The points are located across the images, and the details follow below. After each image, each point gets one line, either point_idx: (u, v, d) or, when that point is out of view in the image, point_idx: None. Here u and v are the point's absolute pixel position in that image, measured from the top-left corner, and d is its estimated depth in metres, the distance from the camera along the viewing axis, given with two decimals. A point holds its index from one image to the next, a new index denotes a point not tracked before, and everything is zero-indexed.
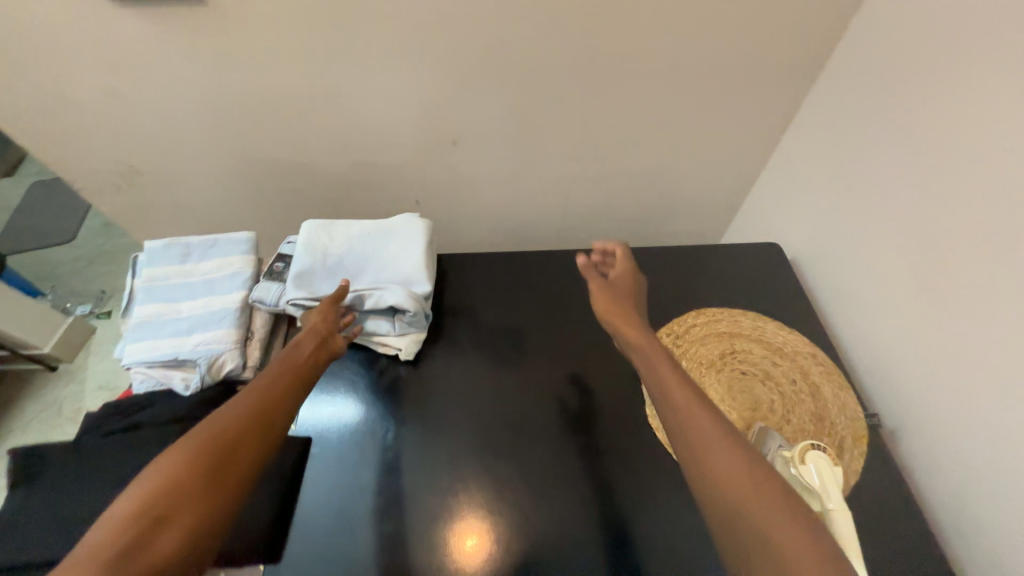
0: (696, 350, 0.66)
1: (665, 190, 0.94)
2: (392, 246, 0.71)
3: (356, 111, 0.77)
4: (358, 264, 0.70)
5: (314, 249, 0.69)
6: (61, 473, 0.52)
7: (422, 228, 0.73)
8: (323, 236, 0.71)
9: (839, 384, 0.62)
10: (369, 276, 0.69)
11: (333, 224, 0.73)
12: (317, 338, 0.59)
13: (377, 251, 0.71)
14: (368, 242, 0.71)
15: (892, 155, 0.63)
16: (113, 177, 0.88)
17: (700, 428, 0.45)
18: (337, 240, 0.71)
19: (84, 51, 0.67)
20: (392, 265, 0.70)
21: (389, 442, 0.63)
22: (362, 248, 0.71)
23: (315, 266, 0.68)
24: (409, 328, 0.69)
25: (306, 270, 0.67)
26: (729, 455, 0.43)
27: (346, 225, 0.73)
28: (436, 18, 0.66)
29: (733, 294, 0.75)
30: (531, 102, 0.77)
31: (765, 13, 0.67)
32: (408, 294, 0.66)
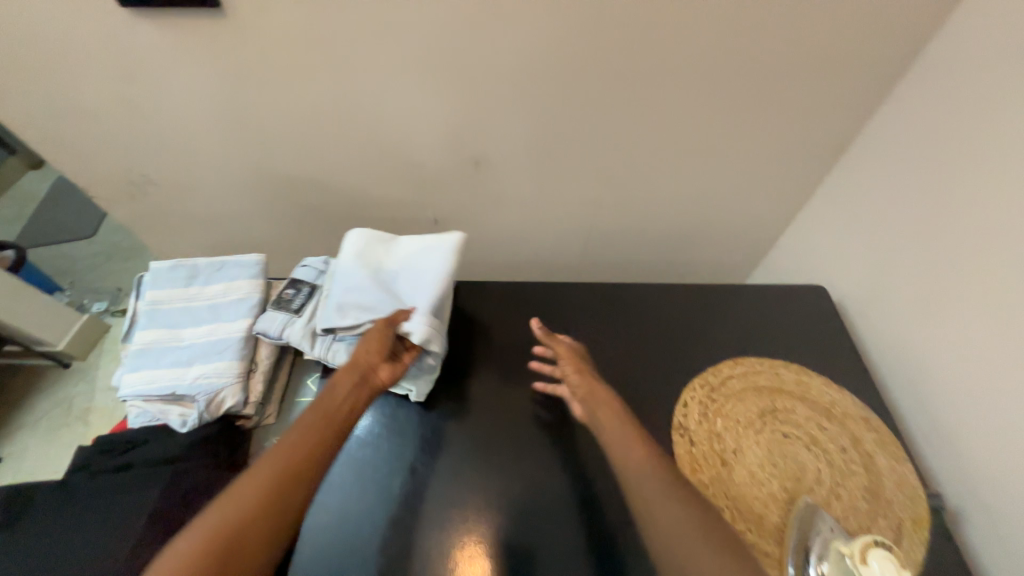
0: (733, 407, 0.60)
1: (698, 220, 0.88)
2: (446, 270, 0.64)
3: (377, 128, 0.73)
4: (407, 288, 0.64)
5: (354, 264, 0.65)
6: (44, 518, 0.49)
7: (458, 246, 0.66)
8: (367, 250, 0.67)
9: (894, 455, 0.56)
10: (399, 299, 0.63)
11: (392, 239, 0.68)
12: (357, 379, 0.56)
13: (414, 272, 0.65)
14: (408, 262, 0.66)
15: (969, 200, 0.56)
16: (125, 186, 0.86)
17: (645, 481, 0.50)
18: (393, 258, 0.67)
19: (98, 59, 0.65)
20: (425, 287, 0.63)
21: (393, 492, 0.56)
22: (415, 269, 0.65)
23: (364, 282, 0.63)
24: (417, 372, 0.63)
25: (355, 284, 0.63)
26: (673, 498, 0.49)
27: (397, 239, 0.68)
28: (465, 35, 0.61)
29: (774, 342, 0.69)
30: (561, 125, 0.72)
31: (825, 39, 0.61)
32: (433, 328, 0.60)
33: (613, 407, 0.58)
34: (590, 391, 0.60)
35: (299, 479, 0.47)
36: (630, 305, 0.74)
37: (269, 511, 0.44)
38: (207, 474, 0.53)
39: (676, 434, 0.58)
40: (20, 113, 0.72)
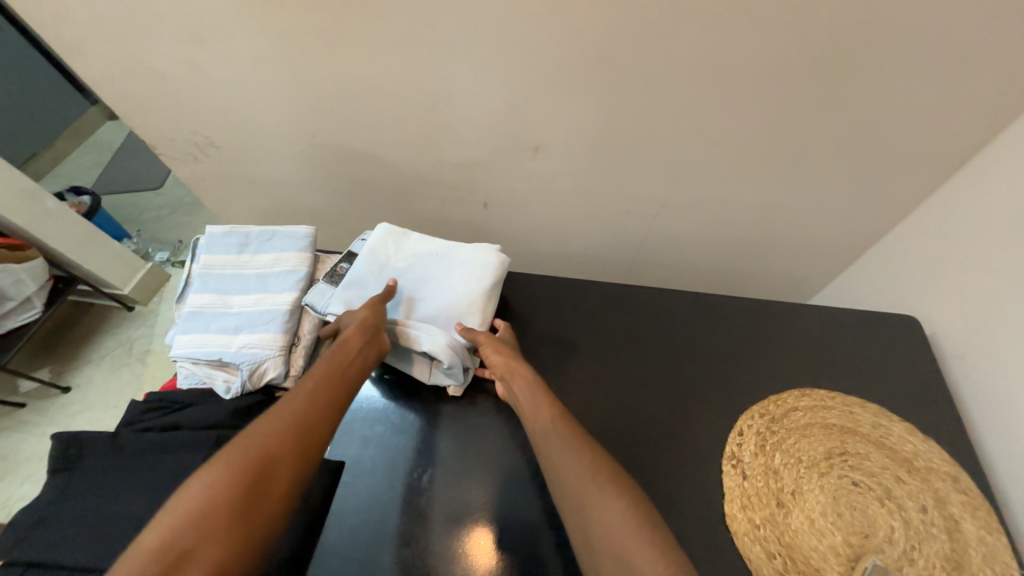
0: (795, 443, 0.54)
1: (769, 229, 0.80)
2: (452, 277, 0.64)
3: (434, 105, 0.70)
4: (410, 287, 0.64)
5: (375, 259, 0.65)
6: (98, 468, 0.51)
7: (493, 263, 0.64)
8: (392, 246, 0.66)
9: (985, 524, 0.49)
10: (417, 306, 0.63)
11: (406, 235, 0.68)
12: (365, 336, 0.55)
13: (431, 279, 0.64)
14: (433, 267, 0.65)
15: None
16: (189, 146, 0.88)
17: (554, 448, 0.49)
18: (402, 255, 0.66)
19: (165, 16, 0.64)
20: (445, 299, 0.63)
21: (424, 484, 0.56)
22: (422, 270, 0.65)
23: (368, 276, 0.64)
24: (446, 377, 0.61)
25: (359, 278, 0.63)
26: (579, 462, 0.47)
27: (409, 235, 0.68)
28: (538, 9, 0.55)
29: (846, 376, 0.62)
30: (632, 116, 0.65)
31: (978, 35, 0.49)
32: (445, 341, 0.57)
33: (525, 375, 0.56)
34: (507, 370, 0.57)
35: (320, 423, 0.47)
36: (685, 318, 0.68)
37: (296, 445, 0.44)
38: None
39: (727, 464, 0.54)
40: (95, 67, 0.74)
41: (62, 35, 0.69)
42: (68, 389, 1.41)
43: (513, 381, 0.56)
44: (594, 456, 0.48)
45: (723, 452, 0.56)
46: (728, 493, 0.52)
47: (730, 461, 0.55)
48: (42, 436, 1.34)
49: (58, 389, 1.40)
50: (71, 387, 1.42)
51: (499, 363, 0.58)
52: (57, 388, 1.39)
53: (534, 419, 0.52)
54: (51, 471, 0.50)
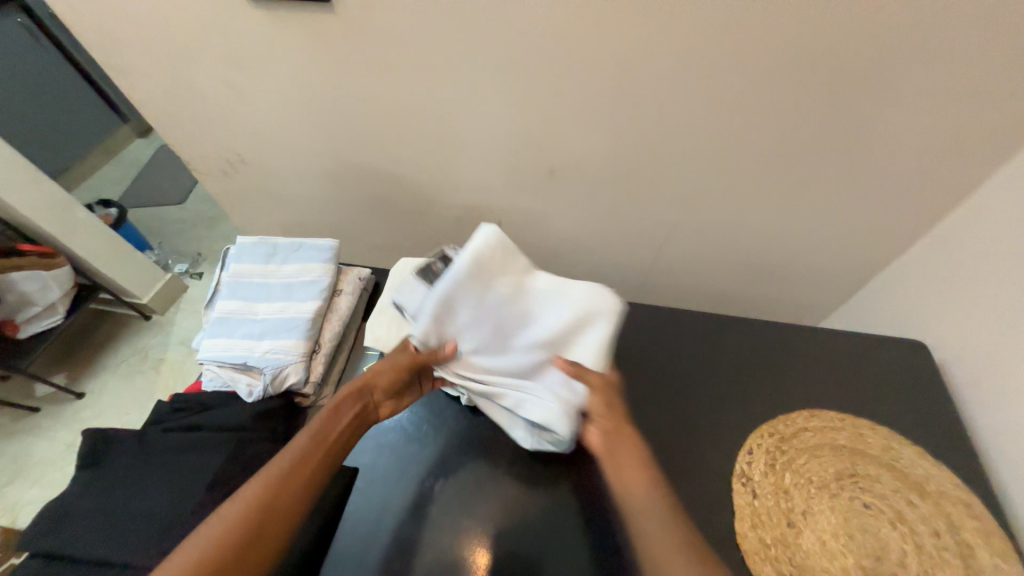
0: (806, 464, 0.55)
1: (777, 253, 0.82)
2: (559, 332, 0.53)
3: (455, 128, 0.74)
4: (515, 333, 0.55)
5: (471, 285, 0.52)
6: (123, 465, 0.53)
7: (610, 315, 0.53)
8: (498, 265, 0.54)
9: (1001, 551, 0.49)
10: (518, 357, 0.55)
11: (511, 254, 0.55)
12: (357, 412, 0.53)
13: (538, 328, 0.54)
14: (539, 308, 0.55)
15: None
16: (221, 162, 0.93)
17: (661, 536, 0.42)
18: (507, 284, 0.54)
19: (211, 43, 0.69)
20: (549, 349, 0.54)
21: (435, 493, 0.57)
22: (528, 312, 0.55)
23: (466, 305, 0.53)
24: (547, 442, 0.56)
25: (452, 301, 0.52)
26: (688, 557, 0.40)
27: (518, 259, 0.55)
28: (555, 45, 0.59)
29: (855, 399, 0.63)
30: (642, 142, 0.69)
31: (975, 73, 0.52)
32: (559, 407, 0.53)
33: (636, 441, 0.49)
34: (617, 428, 0.50)
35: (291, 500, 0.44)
36: (695, 337, 0.70)
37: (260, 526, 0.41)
38: (266, 447, 0.55)
39: (737, 483, 0.55)
40: (144, 88, 0.80)
41: (116, 58, 0.75)
42: (82, 394, 1.44)
43: (620, 442, 0.50)
44: (707, 557, 0.40)
45: (733, 470, 0.56)
46: (738, 511, 0.53)
47: (741, 479, 0.55)
48: (54, 440, 1.36)
49: (73, 395, 1.43)
50: (85, 393, 1.44)
51: (609, 419, 0.51)
52: (72, 393, 1.41)
53: (638, 494, 0.45)
54: (81, 467, 0.53)
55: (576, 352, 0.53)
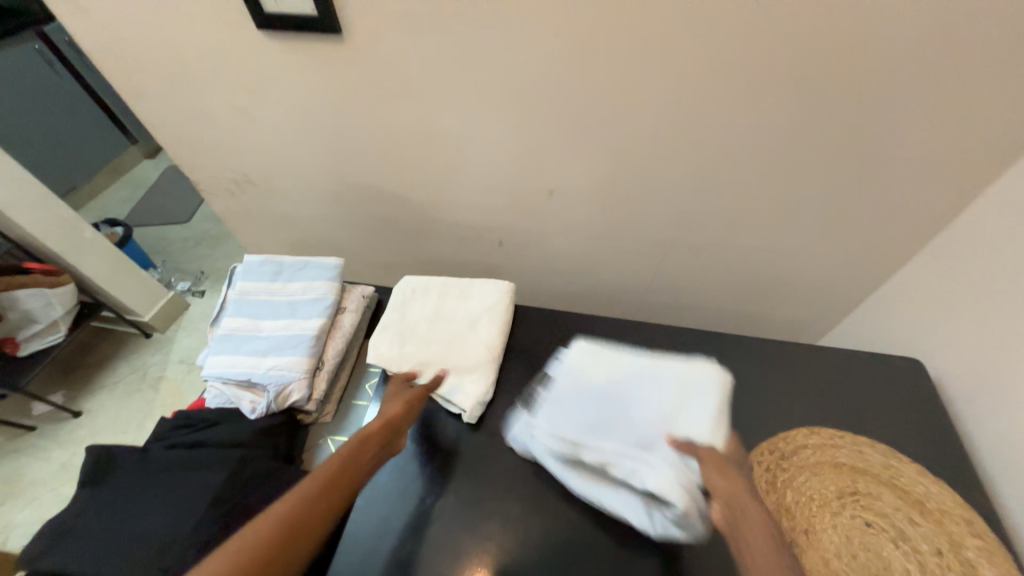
0: (807, 481, 0.55)
1: (772, 271, 0.83)
2: (663, 402, 0.55)
3: (457, 150, 0.77)
4: (619, 412, 0.56)
5: (575, 381, 0.61)
6: (125, 481, 0.53)
7: (715, 383, 0.56)
8: (595, 361, 0.62)
9: (1004, 570, 0.49)
10: (628, 432, 0.54)
11: (604, 352, 0.63)
12: (385, 434, 0.54)
13: (642, 403, 0.56)
14: (638, 386, 0.58)
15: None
16: (229, 183, 0.95)
17: None
18: (604, 375, 0.60)
19: (224, 70, 0.73)
20: (655, 420, 0.54)
21: (434, 512, 0.57)
22: (627, 394, 0.58)
23: (573, 399, 0.59)
24: (676, 525, 0.49)
25: (562, 402, 0.59)
26: None
27: (613, 351, 0.62)
28: (554, 73, 0.62)
29: (853, 416, 0.63)
30: (639, 163, 0.71)
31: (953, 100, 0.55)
32: (678, 474, 0.48)
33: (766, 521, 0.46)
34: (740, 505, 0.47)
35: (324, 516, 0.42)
36: (694, 355, 0.70)
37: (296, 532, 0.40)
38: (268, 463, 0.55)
39: None
40: (158, 112, 0.83)
41: (133, 83, 0.78)
42: (79, 412, 1.43)
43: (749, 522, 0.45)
44: None
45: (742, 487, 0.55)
46: None
47: None
48: (49, 460, 1.34)
49: (70, 413, 1.42)
50: (83, 412, 1.44)
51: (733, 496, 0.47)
52: (69, 412, 1.41)
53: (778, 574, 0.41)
54: (82, 483, 0.53)
55: (682, 420, 0.54)
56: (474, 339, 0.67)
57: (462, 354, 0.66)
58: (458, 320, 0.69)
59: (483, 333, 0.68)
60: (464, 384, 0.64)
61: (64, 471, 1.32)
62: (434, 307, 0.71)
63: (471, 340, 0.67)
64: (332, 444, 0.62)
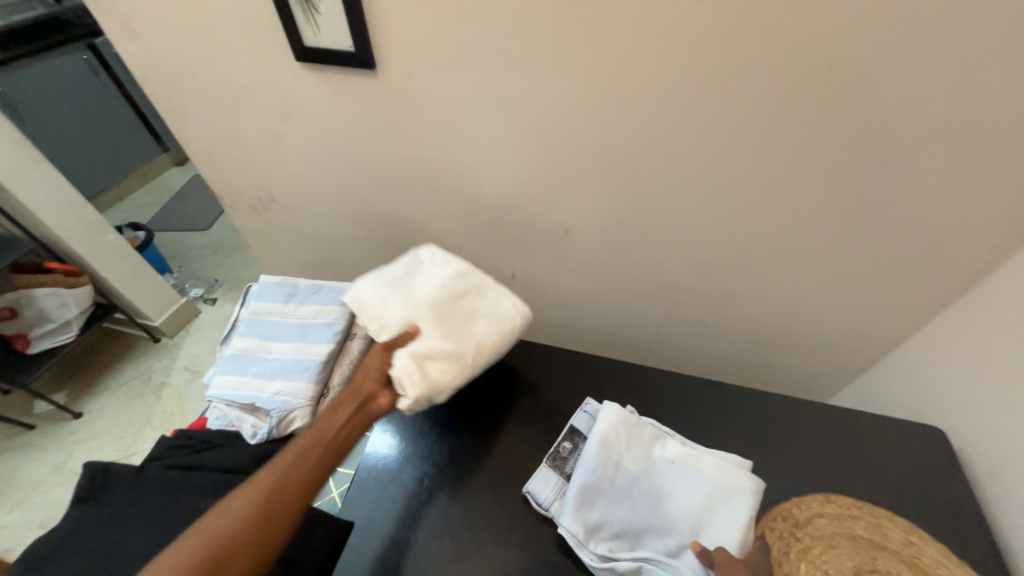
0: (821, 554, 0.51)
1: (788, 324, 0.82)
2: (697, 501, 0.53)
3: (476, 183, 0.78)
4: (651, 504, 0.53)
5: (607, 457, 0.56)
6: (115, 501, 0.52)
7: (749, 489, 0.52)
8: (626, 443, 0.57)
9: None
10: (656, 531, 0.52)
11: (638, 427, 0.58)
12: (352, 409, 0.53)
13: (674, 497, 0.53)
14: (672, 475, 0.55)
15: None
16: (253, 200, 0.97)
17: None
18: (636, 455, 0.56)
19: (260, 96, 0.76)
20: (688, 521, 0.52)
21: (431, 556, 0.55)
22: (660, 482, 0.55)
23: (603, 481, 0.54)
24: None
25: (592, 483, 0.54)
26: None
27: (647, 427, 0.59)
28: (577, 117, 0.63)
29: (871, 484, 0.61)
30: (657, 209, 0.71)
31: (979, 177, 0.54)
32: None
33: None
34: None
35: (288, 503, 0.44)
36: (705, 408, 0.68)
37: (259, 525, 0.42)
38: None
39: None
40: (193, 130, 0.86)
41: (172, 102, 0.82)
42: (79, 414, 1.43)
43: None
44: None
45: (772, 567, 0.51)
46: None
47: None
48: (44, 461, 1.34)
49: (71, 414, 1.42)
50: (83, 413, 1.44)
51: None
52: (70, 412, 1.41)
53: None
54: (75, 500, 0.52)
55: (715, 527, 0.51)
56: (463, 334, 0.60)
57: (444, 339, 0.58)
58: (459, 311, 0.62)
59: (474, 335, 0.60)
60: (425, 370, 0.56)
61: (55, 473, 1.31)
62: (440, 285, 0.63)
63: (461, 333, 0.60)
64: None
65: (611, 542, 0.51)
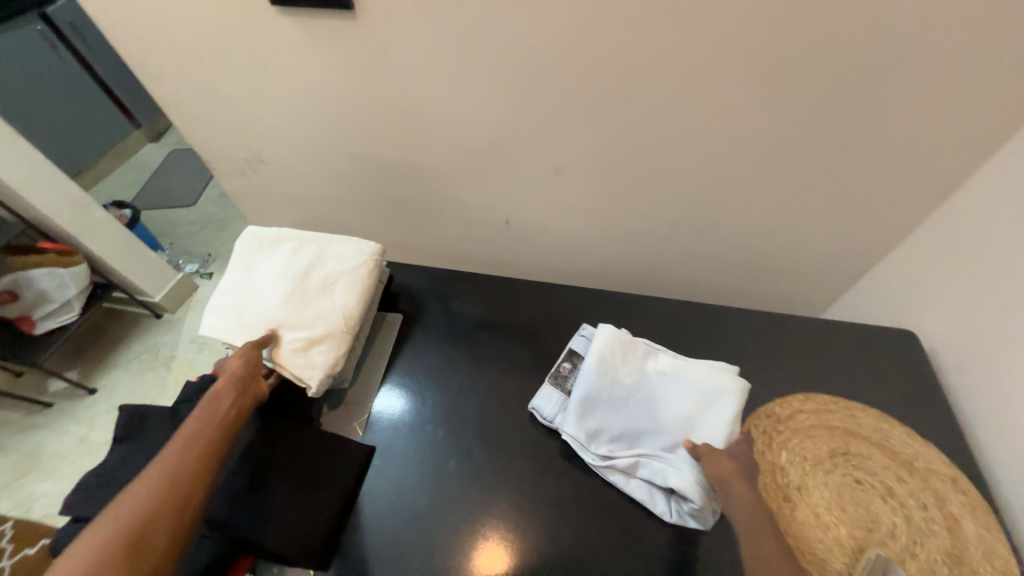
0: (800, 443, 0.58)
1: (777, 253, 0.84)
2: (688, 405, 0.58)
3: (464, 128, 0.77)
4: (647, 411, 0.58)
5: (605, 371, 0.60)
6: (153, 439, 0.57)
7: (737, 391, 0.57)
8: (622, 359, 0.61)
9: (984, 524, 0.52)
10: (651, 433, 0.57)
11: (632, 346, 0.63)
12: (236, 388, 0.56)
13: (667, 404, 0.58)
14: (665, 385, 0.60)
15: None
16: (240, 162, 0.97)
17: None
18: (632, 369, 0.61)
19: (237, 48, 0.74)
20: (681, 422, 0.57)
21: (449, 472, 0.60)
22: (655, 391, 0.60)
23: (602, 393, 0.59)
24: (692, 518, 0.53)
25: (592, 395, 0.59)
26: None
27: (641, 346, 0.63)
28: (559, 51, 0.63)
29: (848, 387, 0.66)
30: (643, 145, 0.72)
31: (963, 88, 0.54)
32: (699, 479, 0.52)
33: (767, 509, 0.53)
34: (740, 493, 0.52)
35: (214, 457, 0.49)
36: (696, 331, 0.73)
37: (199, 476, 0.47)
38: None
39: (764, 472, 0.56)
40: (171, 91, 0.84)
41: (146, 60, 0.79)
42: (93, 390, 1.47)
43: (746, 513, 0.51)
44: None
45: (758, 454, 0.57)
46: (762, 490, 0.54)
47: (766, 469, 0.56)
48: (67, 434, 1.39)
49: (86, 390, 1.46)
50: (98, 389, 1.48)
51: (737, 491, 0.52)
52: (85, 389, 1.45)
53: None
54: (117, 440, 0.58)
55: (705, 426, 0.56)
56: (327, 312, 0.63)
57: (314, 325, 0.62)
58: (311, 290, 0.64)
59: (340, 310, 0.64)
60: (311, 358, 0.60)
61: (81, 445, 1.37)
62: (283, 274, 0.66)
63: (322, 313, 0.63)
64: (348, 410, 0.67)
65: (611, 444, 0.57)
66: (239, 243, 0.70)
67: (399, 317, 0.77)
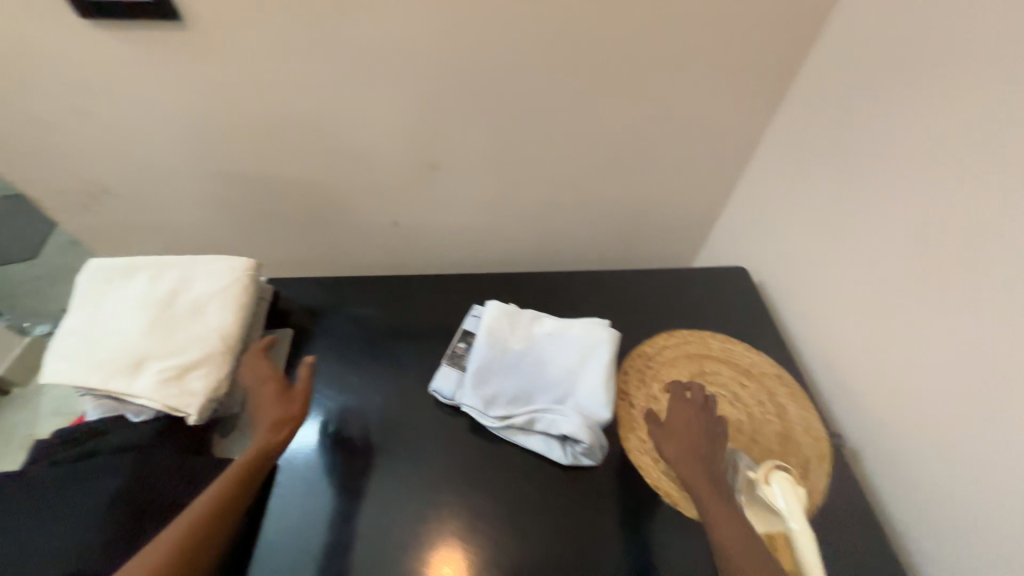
0: (665, 373, 0.68)
1: (640, 219, 0.96)
2: (571, 358, 0.64)
3: (332, 133, 0.77)
4: (537, 371, 0.64)
5: (495, 342, 0.65)
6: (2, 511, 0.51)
7: (608, 338, 0.65)
8: (509, 329, 0.67)
9: (804, 404, 0.66)
10: (542, 389, 0.63)
11: (517, 316, 0.68)
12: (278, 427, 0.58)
13: (553, 361, 0.65)
14: (550, 345, 0.66)
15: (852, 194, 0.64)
16: (79, 196, 0.86)
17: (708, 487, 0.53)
18: (520, 337, 0.67)
19: (52, 66, 0.67)
20: (567, 375, 0.63)
21: (359, 467, 0.61)
22: (542, 351, 0.66)
23: (494, 362, 0.64)
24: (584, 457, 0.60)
25: (485, 365, 0.63)
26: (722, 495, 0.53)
27: (524, 315, 0.69)
28: (409, 50, 0.67)
29: (703, 319, 0.78)
30: (506, 133, 0.79)
31: None
32: (586, 420, 0.59)
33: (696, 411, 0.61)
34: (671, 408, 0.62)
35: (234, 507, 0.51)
36: (578, 295, 0.81)
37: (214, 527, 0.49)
38: (172, 459, 0.56)
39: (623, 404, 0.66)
40: None
41: None
42: None
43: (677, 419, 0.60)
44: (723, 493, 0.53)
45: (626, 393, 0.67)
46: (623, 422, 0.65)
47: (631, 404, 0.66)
48: None
49: None
50: None
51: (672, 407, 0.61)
52: None
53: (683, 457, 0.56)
54: None
55: (587, 373, 0.63)
56: (201, 335, 0.60)
57: (186, 350, 0.58)
58: (179, 315, 0.61)
59: (217, 331, 0.61)
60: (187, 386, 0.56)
61: None
62: (142, 304, 0.61)
63: (195, 336, 0.60)
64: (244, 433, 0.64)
65: (508, 406, 0.62)
66: (81, 280, 0.63)
67: (290, 331, 0.75)
